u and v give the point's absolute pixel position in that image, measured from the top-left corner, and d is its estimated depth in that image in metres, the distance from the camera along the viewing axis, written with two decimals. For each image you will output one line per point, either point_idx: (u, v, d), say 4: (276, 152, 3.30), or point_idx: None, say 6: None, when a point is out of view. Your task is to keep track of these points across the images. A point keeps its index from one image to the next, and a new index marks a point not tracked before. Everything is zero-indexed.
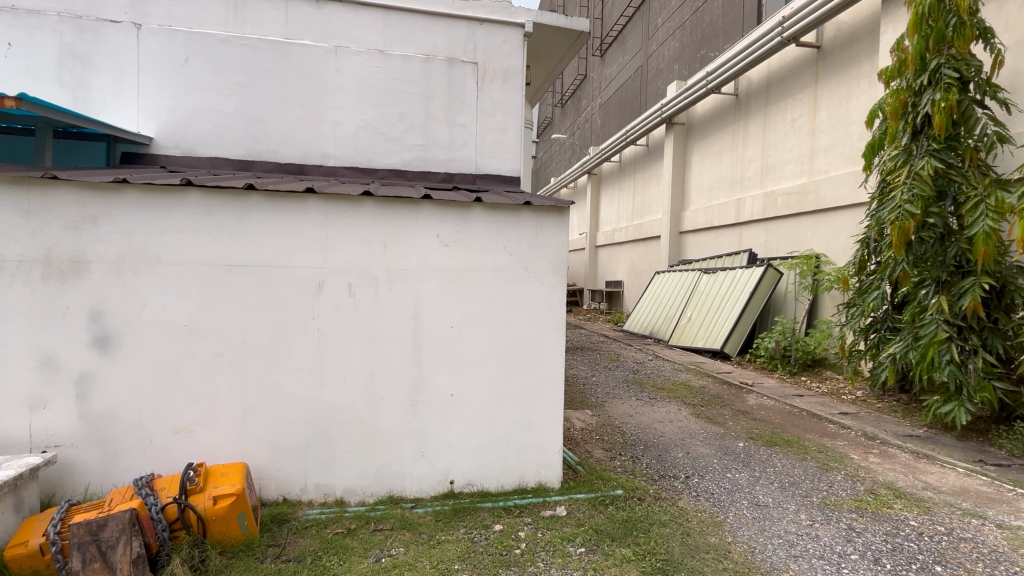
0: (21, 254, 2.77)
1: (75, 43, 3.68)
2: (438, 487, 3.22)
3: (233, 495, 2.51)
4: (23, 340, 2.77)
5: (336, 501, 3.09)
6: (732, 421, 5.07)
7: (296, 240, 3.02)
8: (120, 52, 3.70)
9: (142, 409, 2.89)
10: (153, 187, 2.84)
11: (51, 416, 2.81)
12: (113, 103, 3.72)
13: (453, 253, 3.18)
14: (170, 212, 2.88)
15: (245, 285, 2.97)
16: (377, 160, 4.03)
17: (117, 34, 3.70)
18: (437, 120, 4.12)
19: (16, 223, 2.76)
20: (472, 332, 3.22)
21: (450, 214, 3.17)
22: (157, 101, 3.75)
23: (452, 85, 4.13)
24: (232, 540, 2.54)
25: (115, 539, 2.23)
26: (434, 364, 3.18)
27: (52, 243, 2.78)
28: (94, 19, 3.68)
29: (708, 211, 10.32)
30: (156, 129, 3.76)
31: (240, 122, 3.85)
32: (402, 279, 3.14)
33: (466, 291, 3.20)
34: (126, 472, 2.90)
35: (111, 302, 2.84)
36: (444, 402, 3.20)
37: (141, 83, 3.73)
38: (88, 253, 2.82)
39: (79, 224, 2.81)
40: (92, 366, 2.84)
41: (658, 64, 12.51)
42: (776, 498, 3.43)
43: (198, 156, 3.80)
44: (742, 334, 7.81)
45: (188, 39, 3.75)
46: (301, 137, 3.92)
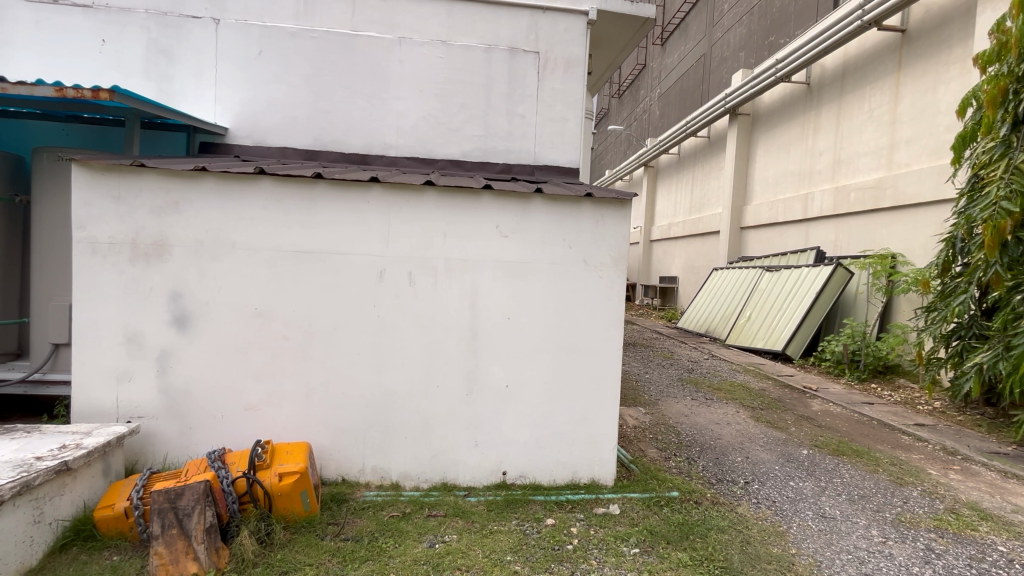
0: (111, 237, 2.96)
1: (160, 38, 3.89)
2: (491, 477, 3.23)
3: (297, 473, 2.60)
4: (113, 318, 2.98)
5: (392, 485, 3.16)
6: (795, 427, 4.83)
7: (360, 229, 3.08)
8: (200, 46, 3.89)
9: (216, 386, 3.05)
10: (229, 175, 2.97)
11: (136, 389, 3.01)
12: (194, 94, 3.91)
13: (511, 245, 3.16)
14: (243, 199, 3.01)
15: (312, 271, 3.07)
16: (437, 150, 4.06)
17: (198, 29, 3.88)
18: (497, 110, 4.11)
19: (108, 208, 2.95)
20: (528, 324, 3.20)
21: (510, 205, 3.15)
22: (233, 93, 3.91)
23: (513, 74, 4.10)
24: (295, 516, 2.64)
25: (191, 508, 2.35)
26: (490, 354, 3.18)
27: (139, 227, 2.97)
28: (178, 15, 3.88)
29: (772, 207, 9.86)
30: (231, 120, 3.93)
31: (308, 113, 3.97)
32: (460, 269, 3.15)
33: (523, 283, 3.18)
34: (200, 445, 3.07)
35: (189, 284, 3.00)
36: (499, 393, 3.20)
37: (219, 75, 3.90)
38: (170, 237, 2.98)
39: (163, 209, 2.98)
40: (172, 344, 3.01)
41: (722, 53, 12.00)
42: (845, 510, 3.24)
43: (269, 146, 3.94)
44: (807, 336, 7.42)
45: (261, 33, 3.89)
46: (364, 127, 4.01)
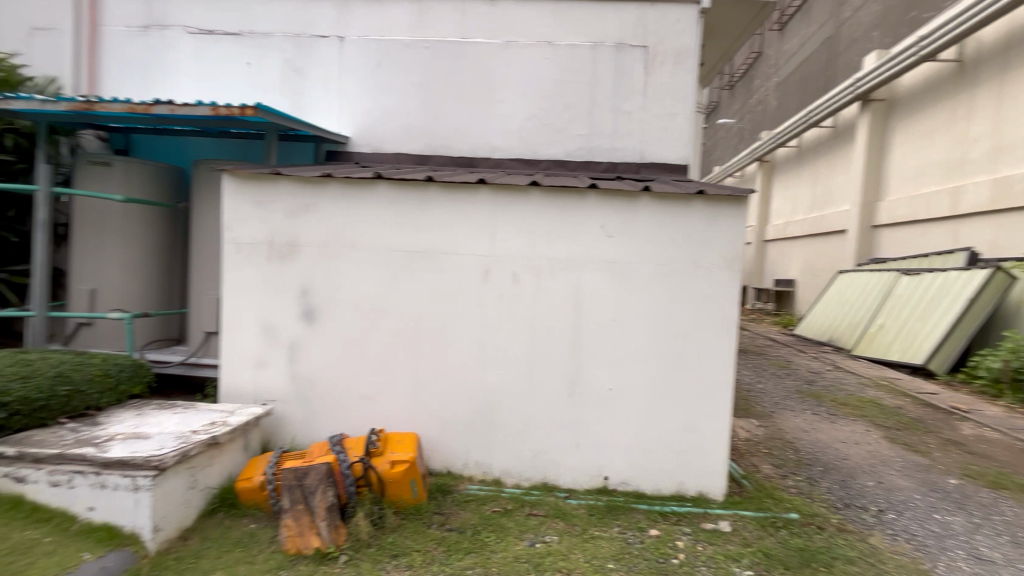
0: (253, 238, 3.31)
1: (294, 58, 4.29)
2: (592, 481, 3.18)
3: (407, 462, 2.75)
4: (253, 311, 3.33)
5: (494, 480, 3.22)
6: (940, 452, 4.24)
7: (467, 230, 3.18)
8: (327, 63, 4.23)
9: (337, 376, 3.30)
10: (351, 181, 3.21)
11: (271, 375, 3.34)
12: (321, 107, 4.26)
13: (616, 245, 3.09)
14: (363, 202, 3.23)
15: (423, 270, 3.22)
16: (541, 150, 4.08)
17: (326, 47, 4.23)
18: (602, 108, 4.04)
19: (250, 212, 3.31)
20: (633, 326, 3.10)
21: (616, 204, 3.08)
22: (354, 104, 4.22)
23: (620, 71, 4.01)
24: (405, 503, 2.79)
25: (315, 487, 2.55)
26: (593, 356, 3.13)
27: (276, 229, 3.29)
28: (309, 35, 4.25)
29: (912, 202, 8.76)
30: (352, 129, 4.24)
31: (421, 119, 4.17)
32: (564, 269, 3.13)
33: (629, 284, 3.10)
34: (323, 430, 3.33)
35: (316, 281, 3.28)
36: (601, 395, 3.14)
37: (343, 89, 4.22)
38: (301, 238, 3.27)
39: (295, 213, 3.28)
40: (301, 335, 3.31)
41: (852, 33, 10.88)
42: (1007, 555, 2.78)
43: (385, 152, 4.19)
44: (955, 349, 6.50)
45: (380, 47, 4.16)
46: (472, 131, 4.13)
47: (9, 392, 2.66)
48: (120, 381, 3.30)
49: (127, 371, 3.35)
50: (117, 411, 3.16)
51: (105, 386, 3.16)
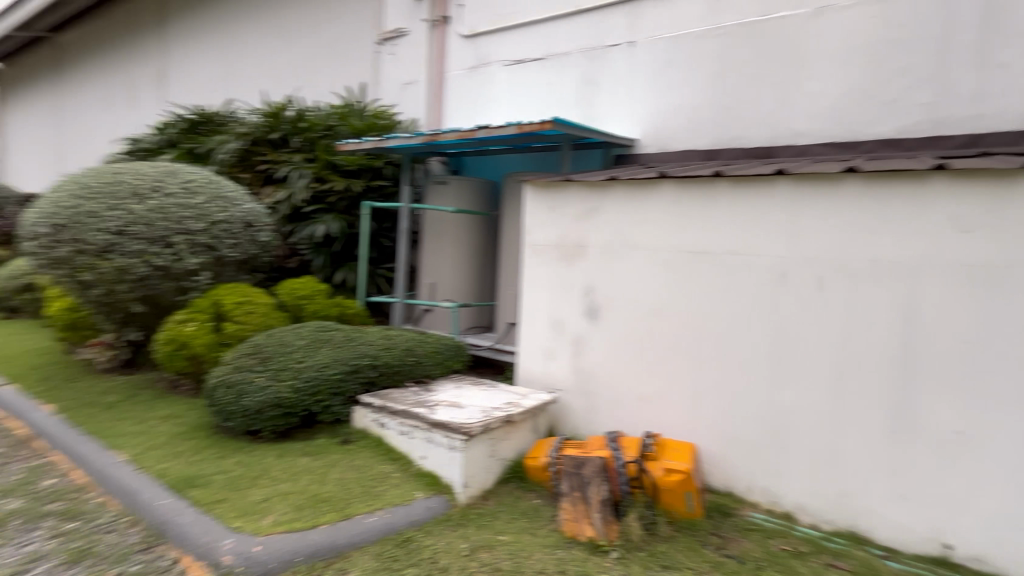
0: (546, 240, 3.66)
1: (588, 70, 4.56)
2: (926, 546, 2.47)
3: (682, 473, 2.64)
4: (545, 306, 3.68)
5: (784, 514, 2.80)
6: None
7: (762, 228, 2.86)
8: (618, 70, 4.38)
9: (616, 373, 3.38)
10: (636, 182, 3.25)
11: (558, 365, 3.63)
12: (610, 114, 4.43)
13: (979, 243, 2.34)
14: (648, 203, 3.23)
15: (707, 272, 3.02)
16: (864, 130, 3.37)
17: (617, 55, 4.38)
18: (961, 64, 3.09)
19: (545, 216, 3.66)
20: (1003, 352, 2.29)
21: (978, 189, 2.34)
22: (642, 107, 4.25)
23: (993, 10, 3.00)
24: (678, 515, 2.71)
25: (591, 478, 2.63)
26: (933, 385, 2.43)
27: (566, 232, 3.57)
28: (602, 46, 4.46)
29: None
30: (640, 131, 4.28)
31: (711, 113, 3.94)
32: (893, 273, 2.52)
33: (998, 296, 2.30)
34: (601, 424, 3.46)
35: (600, 281, 3.42)
36: (946, 438, 2.41)
37: (632, 93, 4.31)
38: (588, 240, 3.47)
39: (583, 216, 3.49)
40: (586, 331, 3.50)
41: None
42: None
43: (671, 151, 4.10)
44: None
45: (670, 45, 4.10)
46: (770, 117, 3.69)
47: (379, 357, 3.63)
48: (447, 357, 4.05)
49: (452, 349, 4.13)
50: (443, 381, 3.91)
51: (436, 359, 3.94)
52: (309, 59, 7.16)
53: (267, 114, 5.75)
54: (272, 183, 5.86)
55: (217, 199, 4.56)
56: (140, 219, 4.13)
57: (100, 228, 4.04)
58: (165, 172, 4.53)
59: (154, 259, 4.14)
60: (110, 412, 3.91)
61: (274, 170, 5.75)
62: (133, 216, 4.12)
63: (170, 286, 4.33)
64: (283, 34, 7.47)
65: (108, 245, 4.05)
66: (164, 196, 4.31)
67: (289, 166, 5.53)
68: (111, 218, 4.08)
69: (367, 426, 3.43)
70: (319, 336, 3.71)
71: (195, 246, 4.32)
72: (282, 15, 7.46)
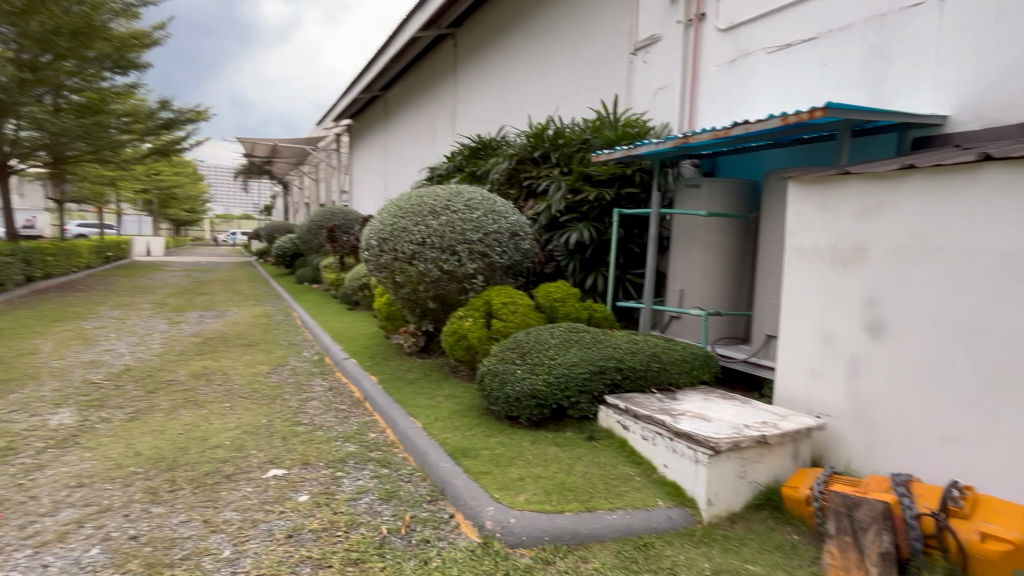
0: (816, 243, 3.23)
1: (877, 41, 3.84)
2: None
3: (1009, 544, 2.03)
4: (811, 318, 3.24)
5: None
6: None
7: None
8: (921, 34, 3.58)
9: (909, 404, 2.76)
10: (943, 169, 2.64)
11: (827, 388, 3.15)
12: (909, 89, 3.65)
13: None
14: (961, 195, 2.58)
15: None
16: None
17: (921, 16, 3.58)
18: None
19: (815, 217, 3.24)
20: None
21: None
22: (958, 74, 3.37)
23: None
24: None
25: (867, 524, 2.24)
26: None
27: (841, 233, 3.09)
28: (898, 9, 3.71)
29: None
30: (953, 105, 3.40)
31: None
32: None
33: None
34: (886, 463, 2.87)
35: (887, 291, 2.86)
36: None
37: (942, 59, 3.47)
38: (871, 242, 2.94)
39: (865, 214, 2.98)
40: (866, 350, 2.95)
41: None
42: None
43: (1004, 125, 3.12)
44: None
45: None
46: None
47: (625, 360, 3.72)
48: (694, 366, 3.91)
49: (700, 359, 3.97)
50: (690, 391, 3.77)
51: (683, 368, 3.83)
52: (569, 80, 7.69)
53: (531, 135, 6.43)
54: (534, 196, 6.51)
55: (491, 214, 5.30)
56: (436, 232, 5.06)
57: (409, 240, 5.08)
58: (453, 192, 5.47)
59: (444, 265, 5.02)
60: (412, 387, 4.91)
61: (536, 185, 6.38)
62: (430, 230, 5.07)
63: (455, 287, 5.21)
64: (547, 60, 8.19)
65: (413, 253, 5.07)
66: (452, 213, 5.19)
67: (549, 180, 6.07)
68: (416, 232, 5.09)
69: (612, 426, 3.54)
70: (570, 337, 3.99)
71: (473, 254, 5.09)
72: (547, 43, 8.18)
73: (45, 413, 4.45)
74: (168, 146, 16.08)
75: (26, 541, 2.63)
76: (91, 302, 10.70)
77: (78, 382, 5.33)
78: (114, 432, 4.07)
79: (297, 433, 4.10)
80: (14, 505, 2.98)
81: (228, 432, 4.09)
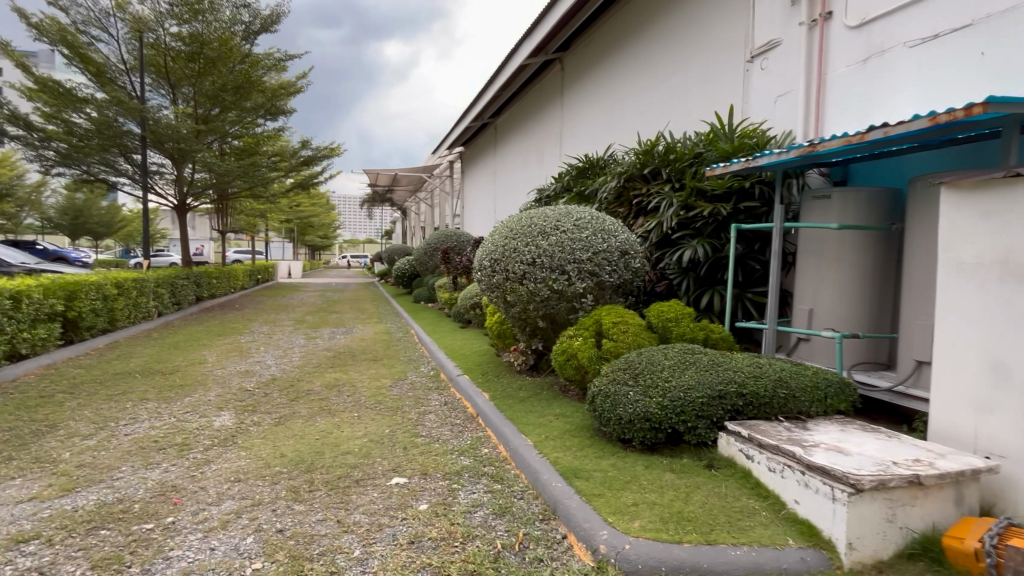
0: (979, 257, 2.82)
1: None
2: None
3: None
4: (976, 343, 2.81)
5: None
6: None
7: None
8: None
9: None
10: None
11: (999, 424, 2.70)
12: None
13: None
14: None
15: None
16: None
17: None
18: None
19: (977, 226, 2.84)
20: None
21: None
22: None
23: None
24: None
25: None
26: None
27: (1013, 244, 2.67)
28: None
29: None
30: None
31: None
32: None
33: None
34: None
35: None
36: None
37: None
38: None
39: None
40: None
41: None
42: None
43: None
44: None
45: None
46: None
47: (746, 385, 3.49)
48: (828, 394, 3.56)
49: (835, 386, 3.61)
50: (824, 421, 3.44)
51: (815, 396, 3.51)
52: (680, 94, 7.50)
53: (641, 152, 6.35)
54: (644, 214, 6.40)
55: (600, 233, 5.28)
56: (545, 252, 5.14)
57: (520, 260, 5.22)
58: (562, 213, 5.55)
59: (553, 284, 5.08)
60: (523, 405, 4.99)
61: (646, 202, 6.27)
62: (540, 250, 5.17)
63: (564, 306, 5.26)
64: (657, 76, 8.07)
65: (524, 273, 5.19)
66: (561, 233, 5.25)
67: (660, 197, 5.94)
68: (527, 252, 5.21)
69: (733, 455, 3.33)
70: (685, 359, 3.84)
71: (582, 273, 5.10)
72: (656, 58, 8.07)
73: (211, 414, 5.15)
74: (306, 181, 18.07)
75: (199, 525, 3.06)
76: (245, 319, 12.24)
77: (236, 388, 6.10)
78: (264, 435, 4.60)
79: (417, 444, 4.34)
80: (189, 493, 3.48)
81: (356, 439, 4.45)
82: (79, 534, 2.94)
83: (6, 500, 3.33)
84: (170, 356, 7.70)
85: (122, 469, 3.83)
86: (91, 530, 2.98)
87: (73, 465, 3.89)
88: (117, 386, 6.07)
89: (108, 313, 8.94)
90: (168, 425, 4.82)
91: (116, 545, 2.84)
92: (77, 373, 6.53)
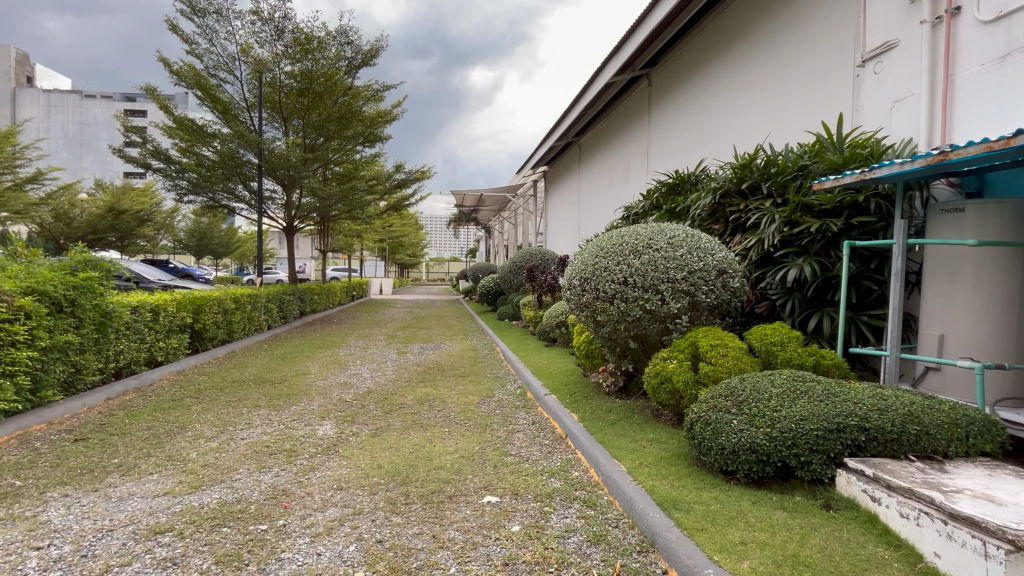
0: None
1: None
2: None
3: None
4: None
5: None
6: None
7: None
8: None
9: None
10: None
11: None
12: None
13: None
14: None
15: None
16: None
17: None
18: None
19: None
20: None
21: None
22: None
23: None
24: None
25: None
26: None
27: None
28: None
29: None
30: None
31: None
32: None
33: None
34: None
35: None
36: None
37: None
38: None
39: None
40: None
41: None
42: None
43: None
44: None
45: None
46: None
47: (869, 419, 3.15)
48: (970, 433, 3.13)
49: (978, 425, 3.16)
50: (966, 464, 3.02)
51: (953, 435, 3.10)
52: (780, 104, 7.11)
53: (738, 166, 6.07)
54: (742, 230, 6.08)
55: (696, 250, 5.07)
56: (638, 271, 5.01)
57: (610, 279, 5.12)
58: (654, 231, 5.41)
59: (646, 304, 4.93)
60: (614, 428, 4.85)
61: (744, 219, 5.98)
62: (632, 269, 5.05)
63: (657, 327, 5.09)
64: (755, 87, 7.71)
65: (615, 293, 5.08)
66: (654, 251, 5.11)
67: (760, 213, 5.63)
68: (618, 271, 5.12)
69: (856, 496, 3.02)
70: (795, 388, 3.57)
71: (677, 293, 4.91)
72: (754, 70, 7.73)
73: (315, 423, 5.48)
74: (399, 202, 19.06)
75: (306, 529, 3.23)
76: (342, 333, 13.02)
77: (336, 399, 6.47)
78: (362, 445, 4.82)
79: (507, 463, 4.35)
80: (297, 497, 3.69)
81: (449, 454, 4.53)
82: (205, 530, 3.20)
83: (146, 493, 3.72)
84: (279, 366, 8.33)
85: (240, 471, 4.15)
86: (214, 527, 3.24)
87: (200, 464, 4.29)
88: (235, 393, 6.64)
89: (227, 325, 9.88)
90: (278, 431, 5.19)
91: (236, 543, 3.06)
92: (201, 380, 7.22)
